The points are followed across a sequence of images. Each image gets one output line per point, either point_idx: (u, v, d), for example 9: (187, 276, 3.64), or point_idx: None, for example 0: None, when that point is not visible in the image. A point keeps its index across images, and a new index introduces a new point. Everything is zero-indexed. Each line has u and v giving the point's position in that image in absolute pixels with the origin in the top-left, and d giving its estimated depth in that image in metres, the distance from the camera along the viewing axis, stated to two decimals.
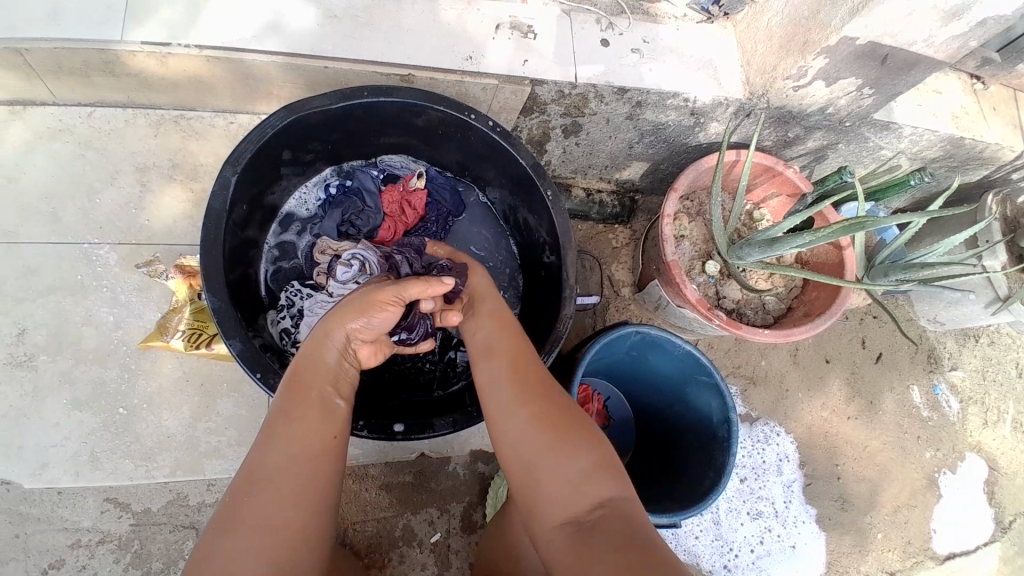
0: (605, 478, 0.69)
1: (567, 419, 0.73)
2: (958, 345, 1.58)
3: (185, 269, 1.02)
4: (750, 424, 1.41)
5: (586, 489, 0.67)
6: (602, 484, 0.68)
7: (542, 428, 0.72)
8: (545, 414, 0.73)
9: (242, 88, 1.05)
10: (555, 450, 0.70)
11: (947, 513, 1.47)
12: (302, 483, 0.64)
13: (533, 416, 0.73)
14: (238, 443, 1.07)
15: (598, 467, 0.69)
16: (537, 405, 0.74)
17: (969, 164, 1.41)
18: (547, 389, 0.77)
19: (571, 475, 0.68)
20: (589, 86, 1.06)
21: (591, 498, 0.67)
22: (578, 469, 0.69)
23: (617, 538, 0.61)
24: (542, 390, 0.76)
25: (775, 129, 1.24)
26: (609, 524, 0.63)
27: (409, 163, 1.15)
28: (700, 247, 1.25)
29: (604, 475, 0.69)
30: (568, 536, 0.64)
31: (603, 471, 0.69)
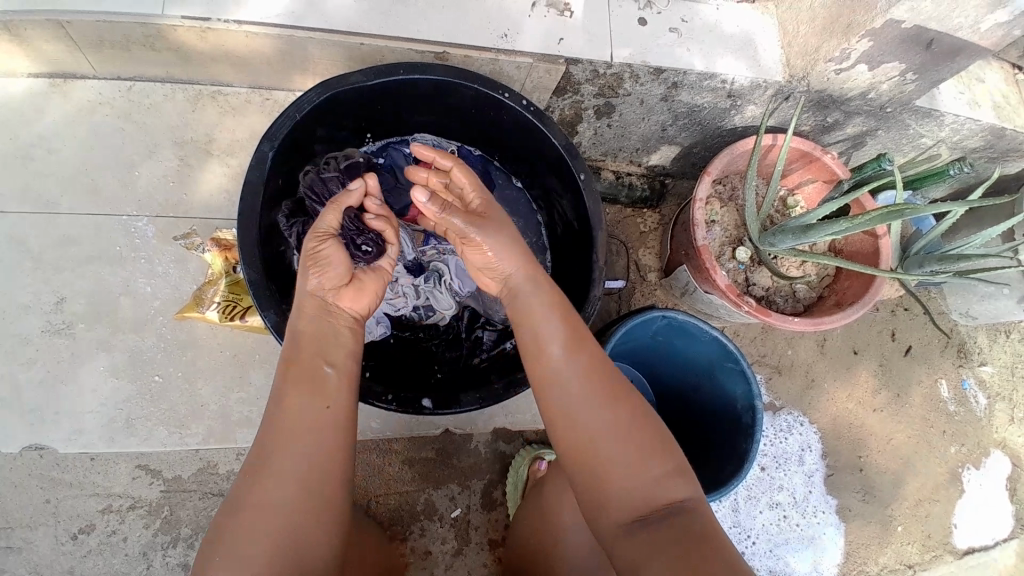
0: (674, 479, 0.70)
1: (642, 422, 0.72)
2: (990, 340, 1.55)
3: (221, 242, 1.05)
4: (773, 413, 1.40)
5: (657, 489, 0.69)
6: (675, 487, 0.69)
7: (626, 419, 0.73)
8: (611, 415, 0.71)
9: (277, 64, 1.05)
10: (630, 456, 0.70)
11: (969, 508, 1.46)
12: (307, 471, 0.68)
13: (604, 419, 0.71)
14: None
15: (670, 471, 0.70)
16: (603, 405, 0.72)
17: (1011, 155, 1.37)
18: (614, 387, 0.73)
19: (645, 479, 0.69)
20: (625, 66, 1.04)
21: (660, 498, 0.68)
22: (653, 473, 0.69)
23: (687, 541, 0.63)
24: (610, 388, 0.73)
25: (814, 114, 1.21)
26: (678, 528, 0.65)
27: (441, 141, 1.14)
28: (731, 233, 1.23)
29: (675, 477, 0.70)
30: (637, 537, 0.66)
31: (676, 474, 0.70)
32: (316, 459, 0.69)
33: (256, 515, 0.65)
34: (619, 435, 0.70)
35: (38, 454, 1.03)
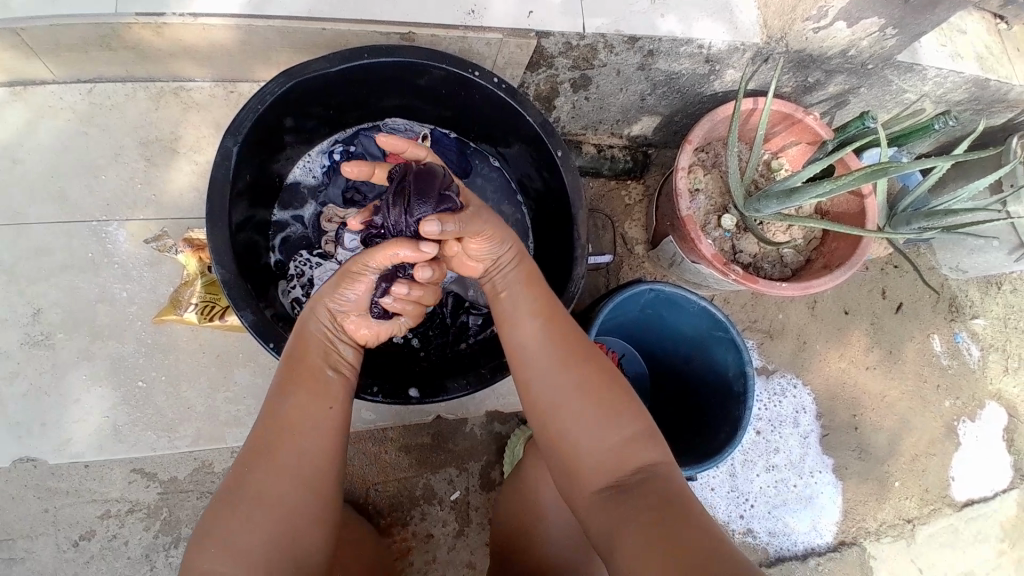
0: (643, 444, 0.71)
1: (615, 388, 0.73)
2: (981, 293, 1.55)
3: (194, 242, 1.03)
4: (767, 378, 1.40)
5: (626, 454, 0.70)
6: (644, 451, 0.70)
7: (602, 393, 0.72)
8: (580, 381, 0.72)
9: (240, 55, 1.02)
10: (600, 420, 0.70)
11: (965, 460, 1.47)
12: (307, 469, 0.68)
13: (574, 386, 0.72)
14: (257, 412, 1.09)
15: (640, 435, 0.71)
16: (572, 372, 0.73)
17: (996, 105, 1.35)
18: (585, 355, 0.74)
19: (614, 444, 0.70)
20: (598, 37, 1.01)
21: (630, 463, 0.69)
22: (621, 437, 0.70)
23: (654, 503, 0.64)
24: (581, 358, 0.74)
25: (794, 75, 1.18)
26: (646, 491, 0.66)
27: (413, 126, 1.12)
28: (715, 201, 1.21)
29: (644, 441, 0.71)
30: (607, 501, 0.67)
31: (645, 438, 0.71)
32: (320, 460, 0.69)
33: (255, 509, 0.65)
34: (589, 401, 0.71)
35: (31, 465, 1.03)
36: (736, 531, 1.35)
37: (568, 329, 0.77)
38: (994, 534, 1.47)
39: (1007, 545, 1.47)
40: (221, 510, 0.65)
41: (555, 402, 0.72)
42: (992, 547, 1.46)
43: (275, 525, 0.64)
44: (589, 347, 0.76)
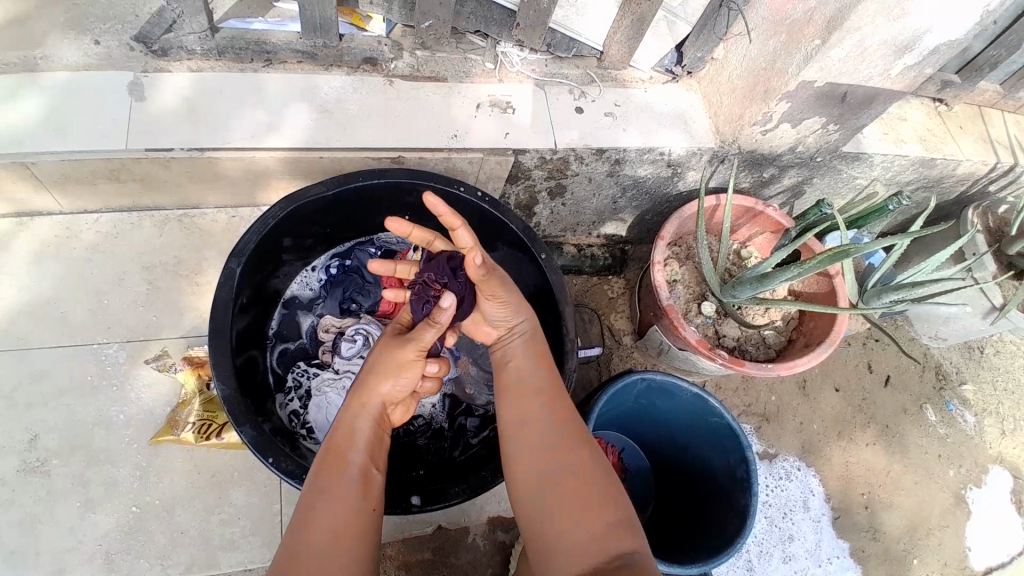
0: (620, 532, 0.70)
1: (594, 470, 0.75)
2: (965, 358, 1.59)
3: (194, 360, 1.08)
4: (769, 462, 1.38)
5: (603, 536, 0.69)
6: (620, 540, 0.69)
7: (580, 467, 0.75)
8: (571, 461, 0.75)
9: (242, 183, 1.11)
10: (581, 499, 0.72)
11: (982, 531, 1.43)
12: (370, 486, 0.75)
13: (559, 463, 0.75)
14: (253, 533, 1.05)
15: (621, 524, 0.70)
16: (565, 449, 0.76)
17: (945, 182, 1.47)
18: (579, 440, 0.78)
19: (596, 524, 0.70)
20: (569, 151, 1.11)
21: (611, 551, 0.68)
22: (598, 519, 0.70)
23: None
24: (572, 440, 0.77)
25: (750, 172, 1.30)
26: None
27: (405, 238, 1.18)
28: (693, 290, 1.27)
29: (620, 530, 0.70)
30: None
31: (625, 527, 0.70)
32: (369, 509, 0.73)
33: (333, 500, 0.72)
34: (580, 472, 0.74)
35: None
36: None
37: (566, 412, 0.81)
38: None
39: None
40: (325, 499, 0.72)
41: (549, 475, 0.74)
42: None
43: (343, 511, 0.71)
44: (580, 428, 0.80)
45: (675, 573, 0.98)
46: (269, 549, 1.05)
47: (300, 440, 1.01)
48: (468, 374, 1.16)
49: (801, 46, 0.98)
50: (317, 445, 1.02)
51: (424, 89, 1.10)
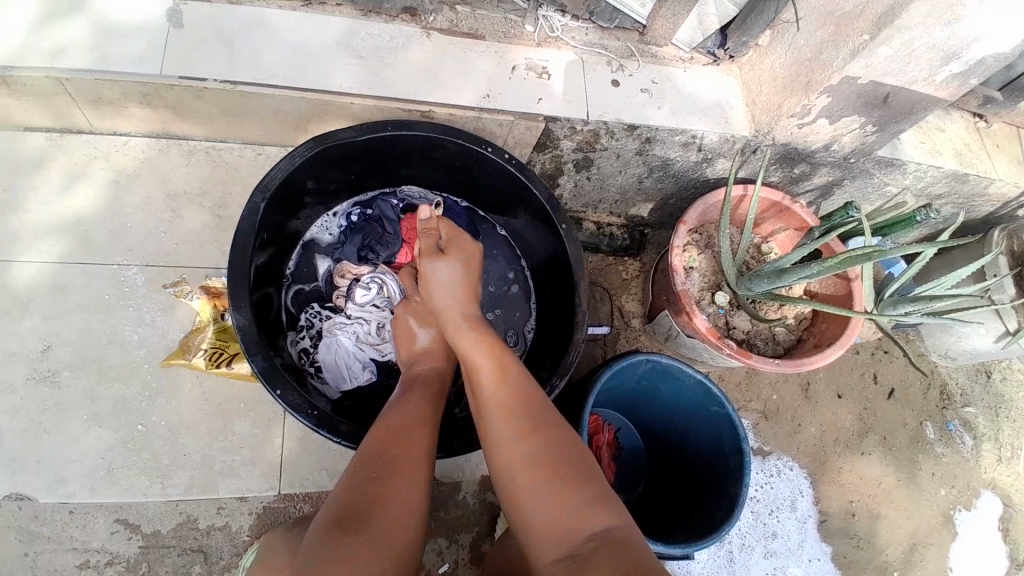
0: (600, 508, 0.68)
1: (563, 445, 0.73)
2: (971, 380, 1.58)
3: (210, 290, 1.09)
4: (762, 458, 1.39)
5: (581, 520, 0.67)
6: (598, 517, 0.67)
7: (542, 450, 0.72)
8: (541, 438, 0.74)
9: (272, 121, 1.11)
10: (552, 486, 0.70)
11: (964, 551, 1.44)
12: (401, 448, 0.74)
13: (527, 453, 0.73)
14: (251, 463, 1.08)
15: (594, 500, 0.69)
16: (535, 429, 0.75)
17: (975, 200, 1.45)
18: (540, 420, 0.75)
19: (572, 506, 0.68)
20: (600, 123, 1.10)
21: (587, 531, 0.66)
22: (574, 501, 0.69)
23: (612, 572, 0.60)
24: (537, 424, 0.75)
25: (781, 166, 1.29)
26: (608, 554, 0.63)
27: (428, 194, 1.18)
28: (709, 279, 1.26)
29: (598, 506, 0.68)
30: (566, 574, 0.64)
31: (604, 501, 0.69)
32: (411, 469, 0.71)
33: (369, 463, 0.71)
34: (552, 452, 0.72)
35: (16, 505, 1.00)
36: None
37: (524, 391, 0.78)
38: None
39: None
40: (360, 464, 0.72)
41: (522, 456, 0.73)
42: None
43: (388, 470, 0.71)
44: (544, 405, 0.77)
45: (660, 550, 0.99)
46: (266, 482, 1.07)
47: (307, 378, 1.03)
48: None
49: (849, 40, 0.96)
50: (323, 385, 1.04)
51: (463, 46, 1.08)
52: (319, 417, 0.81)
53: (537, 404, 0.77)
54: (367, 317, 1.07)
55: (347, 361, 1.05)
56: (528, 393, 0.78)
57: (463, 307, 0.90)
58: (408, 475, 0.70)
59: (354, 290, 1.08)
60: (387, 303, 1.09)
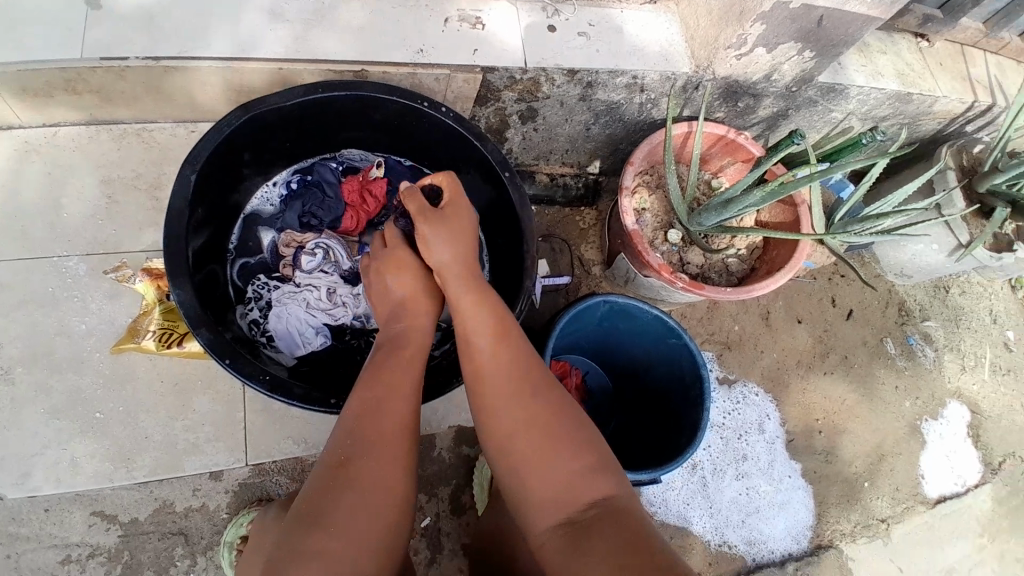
0: (597, 477, 0.71)
1: (560, 414, 0.75)
2: (930, 295, 1.62)
3: (151, 271, 1.06)
4: (729, 386, 1.43)
5: (579, 488, 0.70)
6: (596, 484, 0.70)
7: (541, 420, 0.74)
8: (540, 406, 0.75)
9: (203, 97, 1.08)
10: (551, 455, 0.72)
11: (934, 458, 1.50)
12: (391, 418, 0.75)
13: (527, 425, 0.74)
14: (215, 438, 1.09)
15: (592, 468, 0.72)
16: (537, 398, 0.76)
17: (920, 119, 1.46)
18: (538, 390, 0.77)
19: (571, 473, 0.71)
20: (539, 70, 1.09)
21: (584, 498, 0.70)
22: (571, 468, 0.71)
23: (610, 542, 0.63)
24: (534, 394, 0.77)
25: (726, 101, 1.29)
26: (607, 522, 0.66)
27: (368, 155, 1.17)
28: (661, 218, 1.28)
29: (596, 474, 0.71)
30: (565, 540, 0.67)
31: (601, 469, 0.72)
32: (396, 445, 0.73)
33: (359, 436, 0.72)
34: (551, 419, 0.75)
35: None
36: (713, 542, 1.34)
37: (518, 361, 0.79)
38: (975, 530, 1.49)
39: (988, 540, 1.49)
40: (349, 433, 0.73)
41: (523, 423, 0.74)
42: (974, 543, 1.48)
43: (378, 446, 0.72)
44: (543, 376, 0.79)
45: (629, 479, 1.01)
46: (234, 452, 1.09)
47: (260, 348, 1.04)
48: None
49: None
50: (278, 353, 1.05)
51: (391, 3, 1.06)
52: (271, 381, 0.82)
53: (535, 374, 0.79)
54: (316, 283, 1.07)
55: (299, 329, 1.05)
56: (524, 362, 0.79)
57: (466, 272, 0.88)
58: (388, 453, 0.72)
59: (299, 257, 1.07)
60: (335, 268, 1.09)
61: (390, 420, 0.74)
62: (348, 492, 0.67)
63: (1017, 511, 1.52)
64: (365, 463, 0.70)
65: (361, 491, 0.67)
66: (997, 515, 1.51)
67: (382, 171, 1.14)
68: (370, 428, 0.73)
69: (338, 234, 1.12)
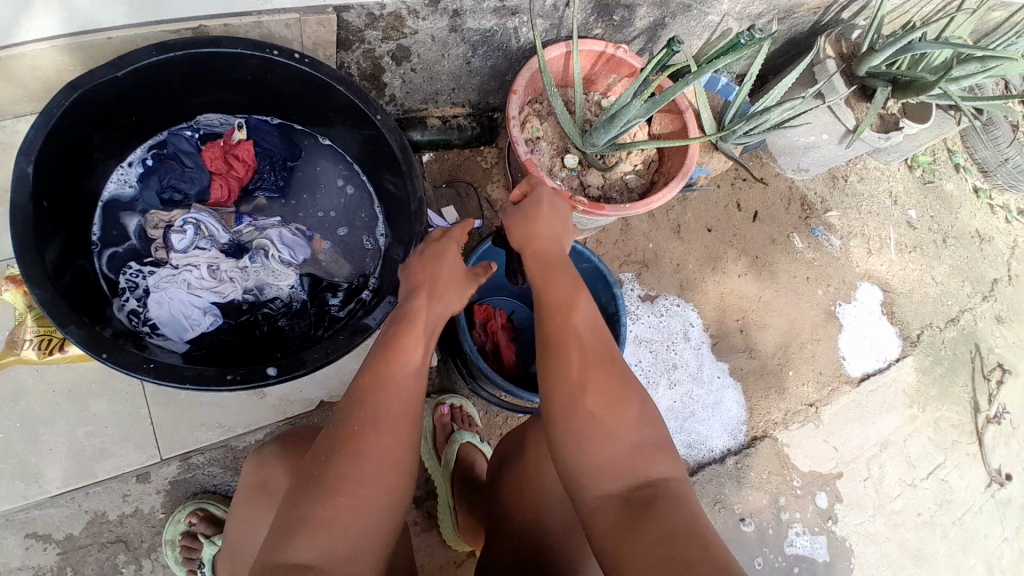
0: (654, 460, 0.71)
1: (626, 393, 0.73)
2: (828, 188, 1.67)
3: (18, 278, 1.00)
4: (651, 302, 1.47)
5: (635, 467, 0.70)
6: (655, 466, 0.70)
7: (609, 396, 0.72)
8: (607, 390, 0.72)
9: (34, 83, 1.01)
10: (612, 432, 0.71)
11: (852, 340, 1.60)
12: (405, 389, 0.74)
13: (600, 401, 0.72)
14: (123, 438, 1.06)
15: (651, 449, 0.71)
16: (602, 380, 0.73)
17: (794, 11, 1.48)
18: (608, 366, 0.74)
19: (630, 452, 0.71)
20: (398, 4, 1.04)
21: (640, 477, 0.70)
22: (631, 445, 0.71)
23: (661, 527, 0.63)
24: (605, 369, 0.74)
25: (600, 16, 1.27)
26: (661, 506, 0.66)
27: (228, 118, 1.11)
28: (556, 145, 1.28)
29: (654, 458, 0.71)
30: (620, 515, 0.67)
31: (659, 453, 0.72)
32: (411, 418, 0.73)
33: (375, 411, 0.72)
34: (619, 396, 0.73)
35: None
36: None
37: (590, 335, 0.76)
38: (903, 401, 1.60)
39: (916, 411, 1.61)
40: (359, 402, 0.73)
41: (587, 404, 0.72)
42: (900, 414, 1.60)
43: (393, 422, 0.72)
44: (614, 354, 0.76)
45: None
46: (141, 453, 1.06)
47: (145, 338, 1.00)
48: (324, 252, 1.13)
49: None
50: (166, 340, 1.01)
51: None
52: (156, 367, 0.79)
53: (607, 350, 0.76)
54: (194, 262, 1.03)
55: (184, 311, 1.01)
56: (599, 336, 0.77)
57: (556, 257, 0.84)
58: (395, 430, 0.72)
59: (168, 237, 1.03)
60: (211, 243, 1.05)
61: (394, 397, 0.73)
62: (353, 467, 0.69)
63: (943, 379, 1.65)
64: (371, 442, 0.70)
65: (368, 466, 0.69)
66: (920, 384, 1.63)
67: (244, 132, 1.09)
68: (385, 404, 0.72)
69: (209, 206, 1.08)
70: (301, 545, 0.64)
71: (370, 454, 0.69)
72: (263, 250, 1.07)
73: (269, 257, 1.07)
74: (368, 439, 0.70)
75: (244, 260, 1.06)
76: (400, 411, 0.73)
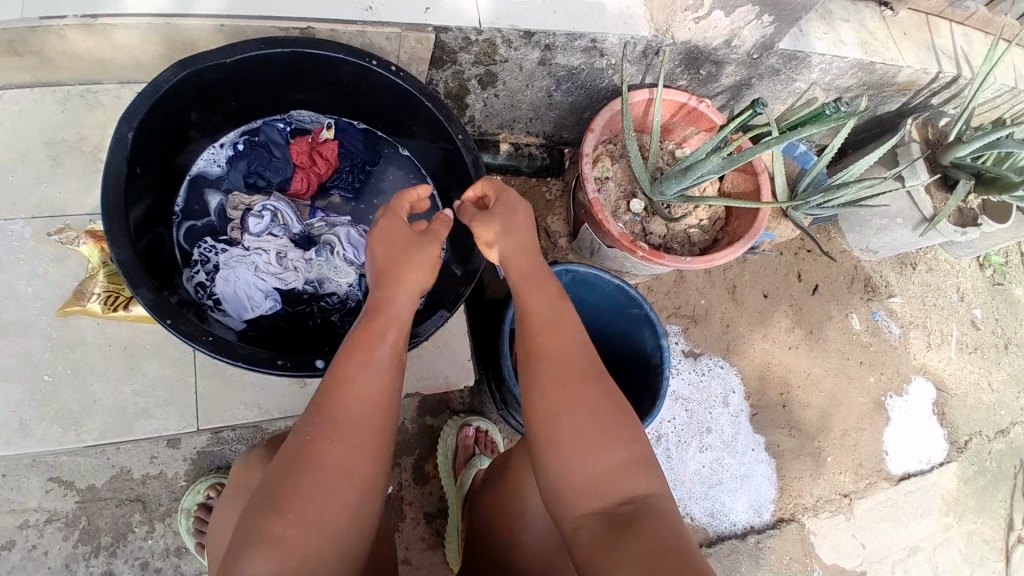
0: (636, 474, 0.70)
1: (605, 407, 0.72)
2: (896, 273, 1.62)
3: (95, 233, 1.04)
4: (694, 359, 1.44)
5: (617, 483, 0.69)
6: (637, 479, 0.70)
7: (586, 412, 0.71)
8: (588, 406, 0.72)
9: (145, 56, 1.07)
10: (592, 447, 0.70)
11: (897, 434, 1.53)
12: (379, 393, 0.72)
13: (576, 420, 0.71)
14: (166, 403, 1.09)
15: (635, 461, 0.71)
16: (580, 394, 0.72)
17: (883, 90, 1.46)
18: (586, 378, 0.74)
19: (610, 466, 0.70)
20: (494, 31, 1.07)
21: (621, 492, 0.69)
22: (612, 461, 0.70)
23: (642, 544, 0.62)
24: (585, 381, 0.73)
25: (687, 69, 1.28)
26: (643, 522, 0.65)
27: (319, 117, 1.16)
28: (625, 187, 1.27)
29: (635, 470, 0.70)
30: (601, 533, 0.66)
31: (642, 465, 0.71)
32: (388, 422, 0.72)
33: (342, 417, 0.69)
34: (601, 410, 0.72)
35: None
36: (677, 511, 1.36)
37: (569, 346, 0.76)
38: (940, 508, 1.52)
39: (952, 520, 1.52)
40: (324, 409, 0.70)
41: (564, 417, 0.71)
42: (938, 522, 1.51)
43: (364, 433, 0.70)
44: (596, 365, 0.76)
45: None
46: (183, 419, 1.09)
47: (206, 311, 1.04)
48: None
49: None
50: (225, 317, 1.05)
51: None
52: (214, 342, 0.81)
53: (585, 364, 0.75)
54: (265, 247, 1.06)
55: (247, 292, 1.04)
56: (575, 349, 0.76)
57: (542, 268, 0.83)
58: (364, 447, 0.69)
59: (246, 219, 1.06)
60: (283, 231, 1.08)
61: (371, 404, 0.71)
62: (316, 481, 0.66)
63: (983, 492, 1.56)
64: (332, 453, 0.67)
65: (336, 476, 0.67)
66: (960, 494, 1.54)
67: (331, 133, 1.14)
68: (349, 411, 0.70)
69: (287, 198, 1.12)
70: (267, 563, 0.61)
71: (333, 466, 0.67)
72: (330, 246, 1.10)
73: (334, 254, 1.10)
74: (335, 450, 0.68)
75: (311, 253, 1.09)
76: (373, 415, 0.71)
